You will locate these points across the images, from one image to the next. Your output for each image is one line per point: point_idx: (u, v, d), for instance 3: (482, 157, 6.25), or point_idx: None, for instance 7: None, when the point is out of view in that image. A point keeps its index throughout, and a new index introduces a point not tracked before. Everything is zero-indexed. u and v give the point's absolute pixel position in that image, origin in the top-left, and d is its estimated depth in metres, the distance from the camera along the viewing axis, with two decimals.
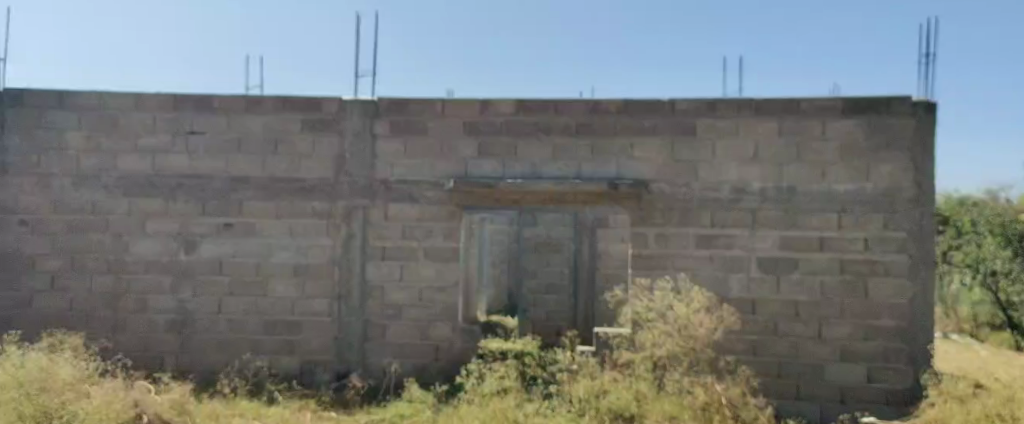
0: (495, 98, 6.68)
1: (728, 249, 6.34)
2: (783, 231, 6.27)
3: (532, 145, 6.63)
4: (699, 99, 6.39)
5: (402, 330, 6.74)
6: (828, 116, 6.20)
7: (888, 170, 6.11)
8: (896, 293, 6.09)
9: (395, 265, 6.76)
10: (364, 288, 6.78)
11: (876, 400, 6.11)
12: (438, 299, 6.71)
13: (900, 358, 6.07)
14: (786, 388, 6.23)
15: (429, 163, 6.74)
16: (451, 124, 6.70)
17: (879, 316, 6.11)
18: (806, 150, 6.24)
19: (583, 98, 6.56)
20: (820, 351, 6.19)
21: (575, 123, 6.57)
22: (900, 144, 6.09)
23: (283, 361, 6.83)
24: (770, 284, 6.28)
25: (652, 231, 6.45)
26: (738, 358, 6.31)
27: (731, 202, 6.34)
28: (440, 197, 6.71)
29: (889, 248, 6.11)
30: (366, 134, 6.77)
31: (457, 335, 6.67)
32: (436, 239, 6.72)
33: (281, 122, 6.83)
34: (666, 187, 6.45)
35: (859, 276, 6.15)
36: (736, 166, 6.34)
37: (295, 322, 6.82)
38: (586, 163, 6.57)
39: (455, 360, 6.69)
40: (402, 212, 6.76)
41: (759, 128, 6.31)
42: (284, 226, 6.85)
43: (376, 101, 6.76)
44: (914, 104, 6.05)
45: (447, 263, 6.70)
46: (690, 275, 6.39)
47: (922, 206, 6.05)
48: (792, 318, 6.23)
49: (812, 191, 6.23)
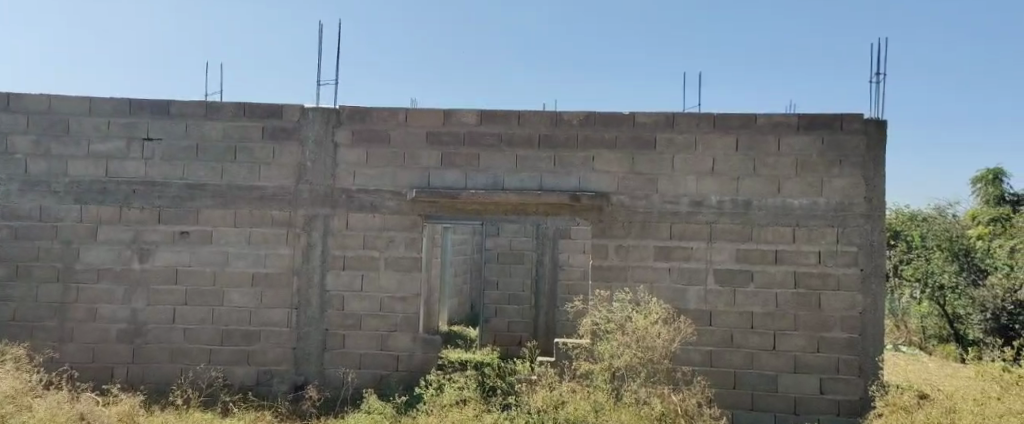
0: (458, 108, 6.70)
1: (686, 261, 6.44)
2: (740, 243, 6.39)
3: (495, 156, 6.66)
4: (658, 112, 6.50)
5: (362, 340, 6.69)
6: (783, 132, 6.35)
7: (840, 186, 6.29)
8: (847, 305, 6.25)
9: (355, 275, 6.71)
10: (324, 298, 6.72)
11: (828, 411, 6.25)
12: (399, 308, 6.69)
13: (851, 369, 6.23)
14: (741, 399, 6.33)
15: (391, 172, 6.72)
16: (414, 133, 6.70)
17: (830, 329, 6.26)
18: (762, 165, 6.39)
19: (545, 109, 6.62)
20: (774, 362, 6.31)
21: (537, 134, 6.63)
22: (852, 160, 6.28)
23: (238, 372, 6.73)
24: (727, 296, 6.39)
25: (612, 243, 6.52)
26: (695, 369, 6.40)
27: (689, 214, 6.45)
28: (402, 206, 6.70)
29: (841, 261, 6.27)
30: (328, 142, 6.74)
31: (417, 345, 6.65)
32: (397, 249, 6.70)
33: (240, 129, 6.75)
34: (626, 199, 6.53)
35: (812, 289, 6.30)
36: (695, 179, 6.46)
37: (252, 332, 6.72)
38: (548, 174, 6.63)
39: (415, 370, 6.66)
40: (363, 221, 6.73)
41: (717, 142, 6.44)
42: (242, 234, 6.76)
43: (338, 109, 6.74)
44: (865, 121, 6.26)
45: (408, 273, 6.69)
46: (650, 287, 6.48)
47: (872, 221, 6.24)
48: (748, 329, 6.35)
49: (767, 205, 6.37)
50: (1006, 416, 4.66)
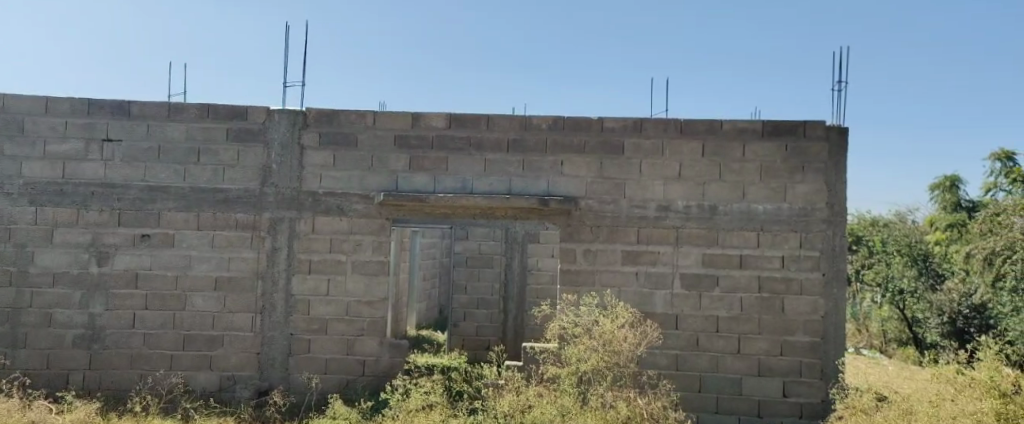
0: (426, 112, 6.68)
1: (653, 265, 6.49)
2: (706, 248, 6.46)
3: (464, 159, 6.65)
4: (626, 118, 6.55)
5: (328, 345, 6.63)
6: (748, 138, 6.44)
7: (803, 191, 6.40)
8: (810, 310, 6.35)
9: (322, 279, 6.65)
10: (289, 302, 6.64)
11: (790, 413, 6.34)
12: (366, 312, 6.64)
13: (813, 373, 6.32)
14: (706, 402, 6.39)
15: (359, 175, 6.67)
16: (382, 136, 6.66)
17: (793, 332, 6.36)
18: (727, 170, 6.47)
19: (513, 114, 6.63)
20: (738, 366, 6.39)
21: (506, 138, 6.64)
22: (815, 167, 6.39)
23: (200, 378, 6.62)
24: (693, 301, 6.45)
25: (580, 247, 6.55)
26: (661, 372, 6.46)
27: (657, 219, 6.50)
28: (370, 209, 6.66)
29: (804, 266, 6.37)
30: (294, 145, 6.67)
31: (384, 350, 6.61)
32: (365, 253, 6.66)
33: (203, 130, 6.65)
34: (594, 203, 6.56)
35: (776, 293, 6.39)
36: (662, 184, 6.52)
37: (215, 337, 6.62)
38: (516, 179, 6.64)
39: (382, 375, 6.61)
40: (329, 225, 6.67)
41: (683, 148, 6.51)
42: (206, 237, 6.66)
43: (305, 112, 6.68)
44: (828, 128, 6.38)
45: (375, 276, 6.64)
46: (617, 291, 6.52)
47: (834, 226, 6.35)
48: (713, 333, 6.42)
49: (732, 211, 6.45)
50: (959, 417, 4.73)
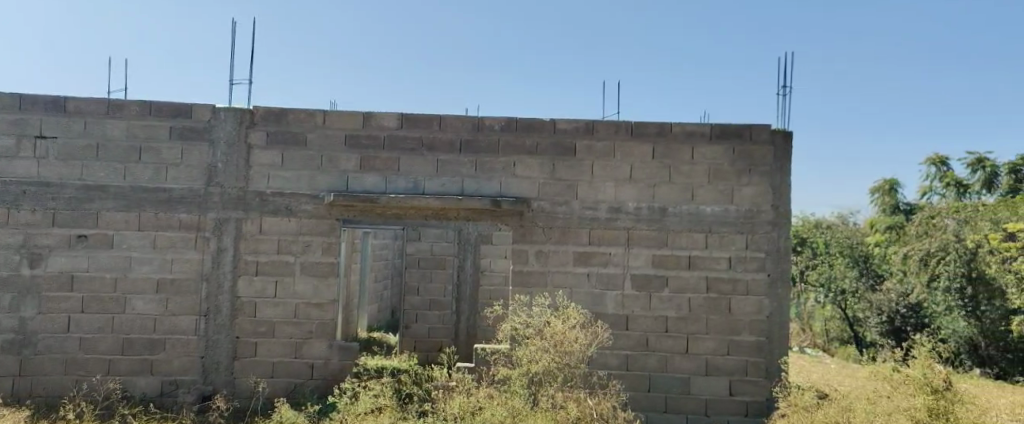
0: (377, 111, 6.61)
1: (604, 266, 6.55)
2: (655, 249, 6.54)
3: (416, 160, 6.61)
4: (578, 120, 6.60)
5: (275, 348, 6.50)
6: (696, 141, 6.55)
7: (750, 194, 6.53)
8: (755, 310, 6.49)
9: (268, 281, 6.52)
10: (235, 304, 6.50)
11: (736, 412, 6.46)
12: (315, 315, 6.53)
13: (758, 371, 6.46)
14: (655, 402, 6.47)
15: (308, 175, 6.57)
16: (332, 135, 6.57)
17: (739, 332, 6.48)
18: (677, 173, 6.56)
19: (465, 115, 6.61)
20: (686, 365, 6.49)
21: (458, 139, 6.61)
22: (761, 170, 6.53)
23: (140, 383, 6.43)
24: (643, 301, 6.53)
25: (532, 248, 6.57)
26: (611, 372, 6.51)
27: (608, 220, 6.56)
28: (320, 210, 6.56)
29: (750, 267, 6.50)
30: (241, 144, 6.53)
31: (333, 352, 6.51)
32: (314, 254, 6.55)
33: (145, 128, 6.46)
34: (547, 204, 6.59)
35: (723, 293, 6.50)
36: (613, 185, 6.58)
37: (156, 341, 6.45)
38: (468, 180, 6.62)
39: (331, 378, 6.52)
40: (277, 225, 6.55)
41: (634, 150, 6.58)
42: (147, 238, 6.47)
43: (252, 110, 6.55)
44: (773, 132, 6.53)
45: (324, 278, 6.54)
46: (567, 293, 6.56)
47: (779, 228, 6.50)
48: (662, 333, 6.51)
49: (681, 212, 6.55)
50: (895, 413, 4.90)
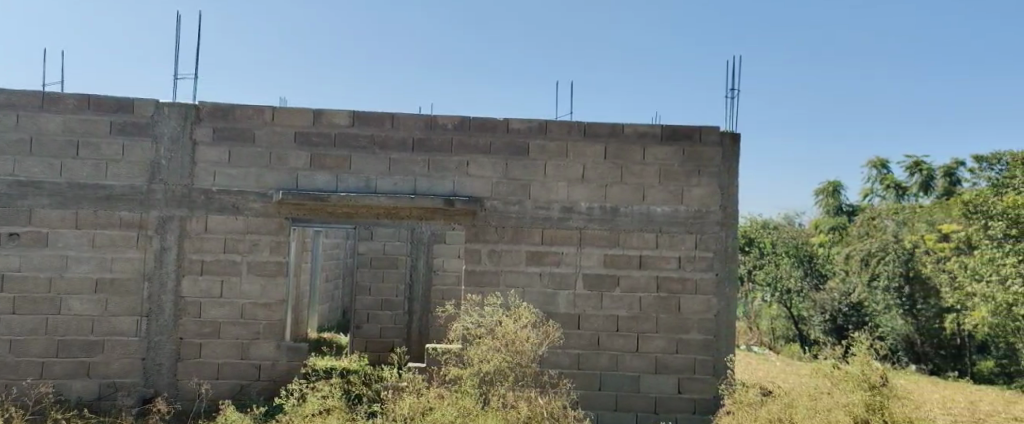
0: (327, 108, 6.51)
1: (557, 266, 6.58)
2: (607, 249, 6.60)
3: (367, 158, 6.53)
4: (531, 120, 6.62)
5: (220, 350, 6.36)
6: (648, 142, 6.63)
7: (699, 194, 6.64)
8: (704, 308, 6.59)
9: (214, 281, 6.37)
10: (178, 305, 6.33)
11: (684, 410, 6.56)
12: (262, 315, 6.41)
13: (706, 369, 6.57)
14: (605, 400, 6.53)
15: (256, 172, 6.44)
16: (281, 132, 6.45)
17: (688, 330, 6.58)
18: (628, 173, 6.63)
19: (417, 113, 6.56)
20: (636, 364, 6.56)
21: (410, 137, 6.56)
22: (709, 171, 6.64)
23: (76, 386, 6.22)
24: (594, 300, 6.58)
25: (485, 247, 6.56)
26: (562, 371, 6.54)
27: (561, 220, 6.59)
28: (268, 209, 6.44)
29: (698, 266, 6.61)
30: (185, 140, 6.38)
31: (282, 353, 6.40)
32: (261, 253, 6.43)
33: (82, 123, 6.25)
34: (499, 204, 6.58)
35: (672, 292, 6.59)
36: (565, 185, 6.61)
37: (94, 343, 6.24)
38: (421, 178, 6.57)
39: (279, 380, 6.40)
40: (223, 224, 6.40)
41: (587, 150, 6.62)
42: (84, 237, 6.26)
43: (197, 106, 6.39)
44: (722, 134, 6.65)
45: (272, 278, 6.42)
46: (520, 293, 6.57)
47: (726, 229, 6.63)
48: (613, 332, 6.57)
49: (632, 212, 6.62)
50: (835, 409, 5.03)
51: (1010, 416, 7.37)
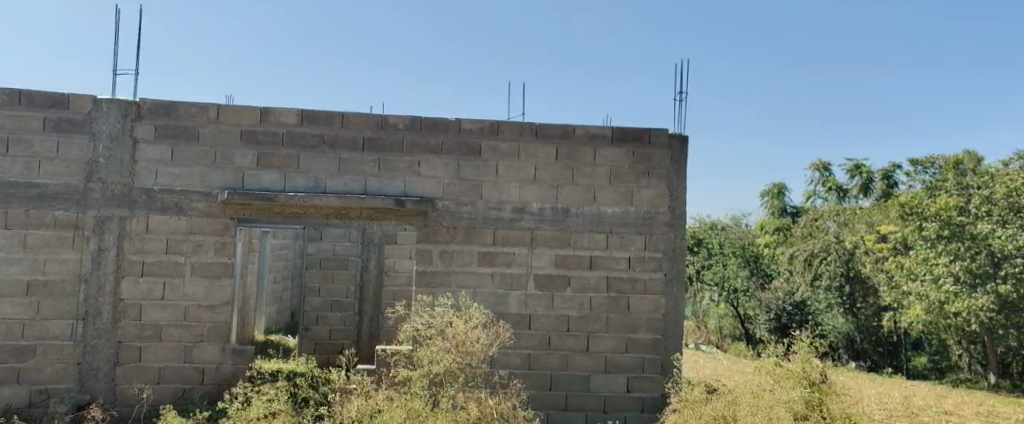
0: (275, 106, 6.39)
1: (508, 266, 6.58)
2: (558, 249, 6.63)
3: (316, 158, 6.43)
4: (483, 120, 6.61)
5: (161, 353, 6.19)
6: (598, 144, 6.68)
7: (649, 195, 6.72)
8: (652, 308, 6.68)
9: (156, 282, 6.20)
10: (117, 308, 6.14)
11: (633, 408, 6.63)
12: (206, 317, 6.25)
13: (654, 368, 6.65)
14: (555, 400, 6.55)
15: (200, 171, 6.28)
16: (227, 130, 6.30)
17: (637, 330, 6.66)
18: (579, 174, 6.67)
19: (368, 112, 6.49)
20: (586, 363, 6.60)
21: (361, 137, 6.48)
22: (659, 172, 6.74)
23: (5, 393, 5.98)
24: (545, 301, 6.60)
25: (436, 248, 6.53)
26: (513, 372, 6.55)
27: (512, 221, 6.60)
28: (213, 208, 6.29)
29: (647, 267, 6.69)
30: (125, 137, 6.20)
31: (226, 356, 6.25)
32: (205, 254, 6.27)
33: (14, 119, 6.02)
34: (451, 204, 6.56)
35: (622, 293, 6.66)
36: (516, 186, 6.62)
37: (25, 348, 6.01)
38: (372, 178, 6.50)
39: (223, 384, 6.25)
40: (166, 224, 6.23)
41: (538, 151, 6.64)
42: (14, 238, 6.02)
43: (138, 103, 6.22)
44: (671, 136, 6.76)
45: (217, 280, 6.27)
46: (470, 293, 6.55)
47: (675, 229, 6.73)
48: (564, 332, 6.60)
49: (583, 213, 6.66)
50: (777, 405, 5.11)
51: (940, 410, 7.66)
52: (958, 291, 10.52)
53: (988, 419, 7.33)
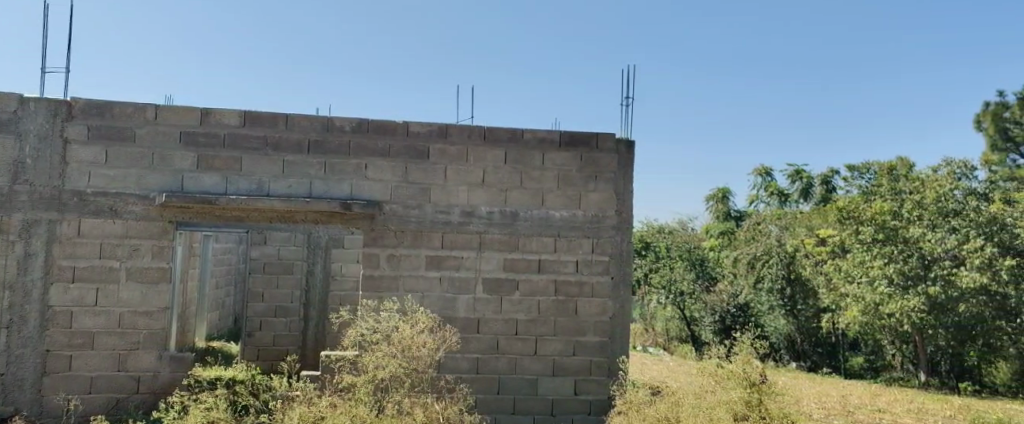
0: (216, 108, 6.23)
1: (456, 270, 6.54)
2: (507, 253, 6.61)
3: (260, 160, 6.28)
4: (431, 123, 6.56)
5: (92, 362, 5.95)
6: (547, 147, 6.69)
7: (596, 199, 6.76)
8: (600, 311, 6.71)
9: (88, 288, 5.96)
10: (45, 315, 5.89)
11: (580, 411, 6.65)
12: (142, 324, 6.04)
13: (601, 371, 6.69)
14: (503, 404, 6.53)
15: (137, 173, 6.08)
16: (165, 131, 6.11)
17: (585, 333, 6.68)
18: (528, 178, 6.67)
19: (313, 114, 6.36)
20: (535, 367, 6.60)
21: (306, 139, 6.36)
22: (606, 176, 6.78)
23: None
24: (494, 304, 6.57)
25: (383, 252, 6.45)
26: (461, 377, 6.50)
27: (461, 224, 6.56)
28: (150, 212, 6.09)
29: (595, 270, 6.73)
30: (55, 138, 5.97)
31: (163, 364, 6.05)
32: (141, 259, 6.07)
33: None
34: (399, 208, 6.48)
35: (570, 296, 6.68)
36: (465, 190, 6.59)
37: None
38: (317, 181, 6.38)
39: (159, 392, 6.05)
40: (99, 228, 6.01)
41: (486, 155, 6.62)
42: None
43: (69, 102, 6.00)
44: (617, 140, 6.82)
45: (153, 285, 6.07)
46: (418, 297, 6.49)
47: (622, 233, 6.79)
48: (512, 336, 6.58)
49: (532, 217, 6.66)
50: (717, 405, 5.21)
51: (875, 408, 7.89)
52: (891, 292, 10.92)
53: (919, 416, 7.58)
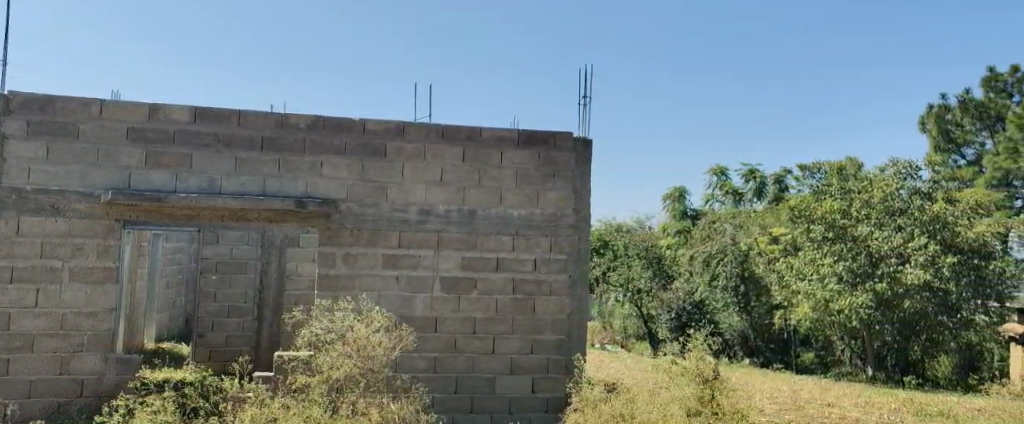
0: (165, 103, 6.06)
1: (413, 269, 6.48)
2: (464, 252, 6.57)
3: (210, 157, 6.13)
4: (388, 121, 6.49)
5: (32, 365, 5.74)
6: (505, 146, 6.68)
7: (554, 198, 6.77)
8: (557, 310, 6.72)
9: (27, 289, 5.75)
10: None
11: (538, 409, 6.65)
12: (86, 325, 5.85)
13: (558, 369, 6.70)
14: (460, 402, 6.49)
15: (81, 170, 5.88)
16: (110, 127, 5.93)
17: (542, 331, 6.68)
18: (486, 177, 6.65)
19: (267, 110, 6.24)
20: (492, 365, 6.57)
21: (259, 136, 6.22)
22: (564, 175, 6.79)
23: None
24: (451, 303, 6.52)
25: (339, 250, 6.35)
26: (418, 376, 6.44)
27: (418, 223, 6.50)
28: (95, 210, 5.90)
29: (553, 268, 6.73)
30: None
31: (109, 366, 5.87)
32: (86, 258, 5.87)
33: None
34: (354, 206, 6.40)
35: (528, 294, 6.67)
36: (422, 188, 6.53)
37: None
38: (271, 179, 6.25)
39: (104, 396, 5.87)
40: (40, 226, 5.80)
41: (444, 154, 6.57)
42: None
43: (8, 96, 5.77)
44: (574, 139, 6.83)
45: (98, 286, 5.88)
46: (374, 296, 6.40)
47: (579, 232, 6.81)
48: (469, 334, 6.54)
49: (490, 215, 6.63)
50: (672, 401, 5.26)
51: (825, 402, 8.07)
52: (840, 289, 11.21)
53: (866, 409, 7.78)
